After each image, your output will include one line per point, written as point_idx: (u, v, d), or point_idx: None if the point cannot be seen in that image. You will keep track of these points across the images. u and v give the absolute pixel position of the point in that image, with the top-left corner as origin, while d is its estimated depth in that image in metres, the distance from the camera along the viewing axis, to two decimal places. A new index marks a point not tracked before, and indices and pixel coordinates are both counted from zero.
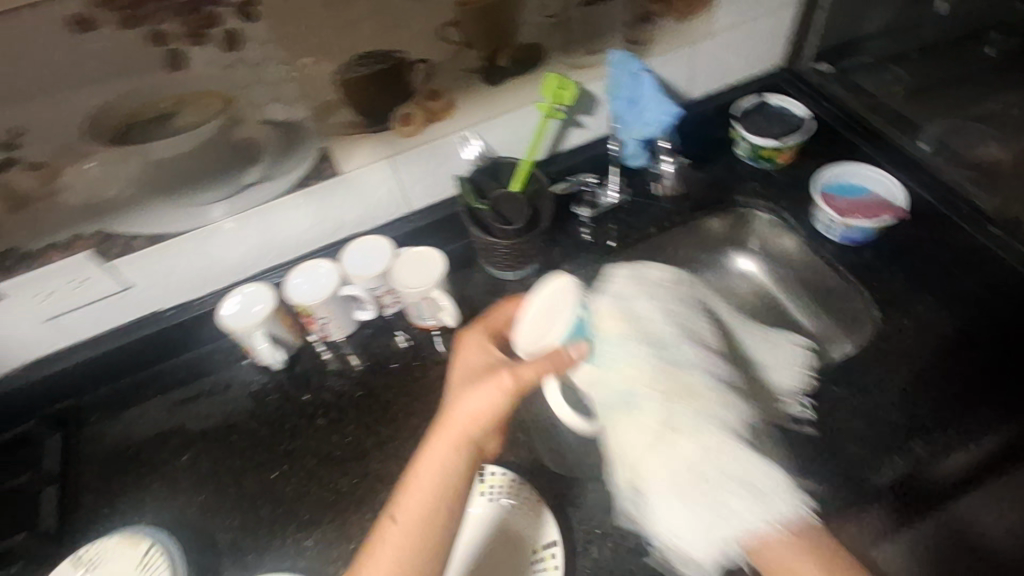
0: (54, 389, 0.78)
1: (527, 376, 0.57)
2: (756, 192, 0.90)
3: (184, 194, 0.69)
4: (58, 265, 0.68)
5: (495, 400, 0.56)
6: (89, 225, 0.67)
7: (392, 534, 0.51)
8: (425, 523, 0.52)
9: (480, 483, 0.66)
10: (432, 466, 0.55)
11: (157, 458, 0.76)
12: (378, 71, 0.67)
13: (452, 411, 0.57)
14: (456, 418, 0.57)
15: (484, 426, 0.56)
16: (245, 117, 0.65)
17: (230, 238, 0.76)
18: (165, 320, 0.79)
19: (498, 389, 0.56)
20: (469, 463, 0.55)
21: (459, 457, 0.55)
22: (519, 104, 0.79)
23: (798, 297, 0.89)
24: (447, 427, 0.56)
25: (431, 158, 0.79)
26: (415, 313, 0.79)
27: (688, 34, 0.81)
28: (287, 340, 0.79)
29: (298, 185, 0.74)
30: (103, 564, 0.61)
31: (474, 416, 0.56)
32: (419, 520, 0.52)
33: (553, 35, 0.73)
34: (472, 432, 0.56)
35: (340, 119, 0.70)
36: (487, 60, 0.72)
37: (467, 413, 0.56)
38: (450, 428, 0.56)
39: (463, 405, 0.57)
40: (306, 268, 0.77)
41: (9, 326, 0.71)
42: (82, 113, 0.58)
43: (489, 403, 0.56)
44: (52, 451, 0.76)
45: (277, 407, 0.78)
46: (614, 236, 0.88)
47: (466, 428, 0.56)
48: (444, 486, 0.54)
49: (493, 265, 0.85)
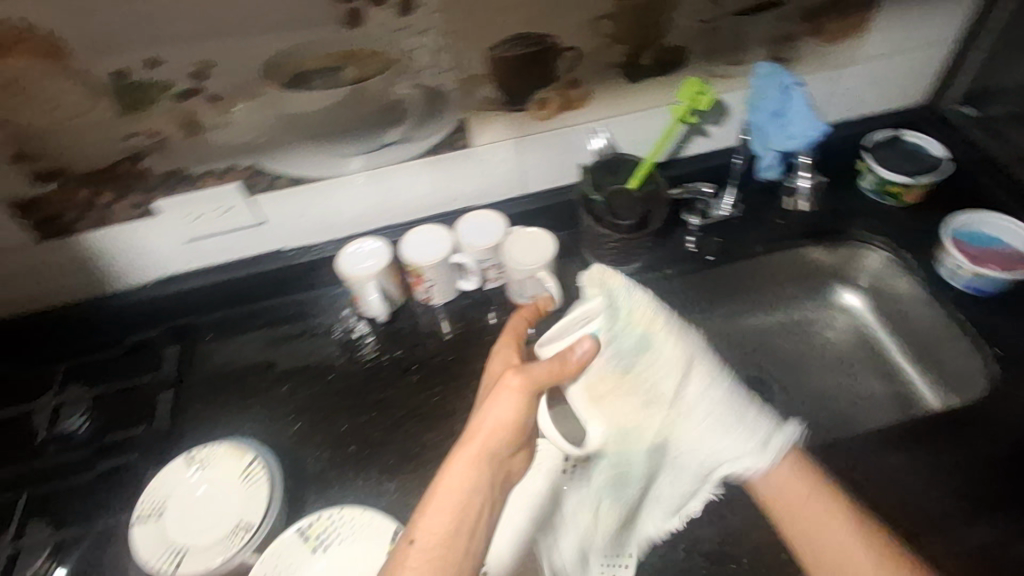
0: (177, 304, 0.83)
1: (539, 378, 0.56)
2: (877, 226, 0.87)
3: (330, 144, 0.73)
4: (210, 191, 0.74)
5: (513, 407, 0.55)
6: (244, 159, 0.73)
7: (414, 553, 0.50)
8: (451, 534, 0.51)
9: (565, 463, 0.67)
10: (458, 481, 0.53)
11: (259, 383, 0.80)
12: (528, 53, 0.70)
13: (475, 423, 0.55)
14: (481, 433, 0.54)
15: (506, 436, 0.55)
16: (400, 79, 0.69)
17: (359, 192, 0.80)
18: (287, 258, 0.84)
19: (515, 397, 0.55)
20: (491, 476, 0.54)
21: (483, 472, 0.54)
22: (651, 104, 0.80)
23: (901, 342, 0.88)
24: (468, 441, 0.54)
25: (555, 146, 0.82)
26: (515, 290, 0.82)
27: (835, 57, 0.80)
28: (393, 296, 0.83)
29: (429, 153, 0.78)
30: (212, 467, 0.67)
31: (499, 428, 0.55)
32: (443, 532, 0.51)
33: (700, 40, 0.74)
34: (493, 446, 0.54)
35: (483, 94, 0.73)
36: (632, 56, 0.74)
37: (489, 424, 0.54)
38: (474, 439, 0.54)
39: (485, 416, 0.55)
40: (422, 230, 0.81)
41: (157, 241, 0.78)
42: (265, 56, 0.63)
43: (511, 411, 0.55)
44: (170, 358, 0.81)
45: (373, 356, 0.82)
46: (717, 249, 0.88)
47: (491, 440, 0.54)
48: (469, 499, 0.53)
49: (597, 255, 0.85)
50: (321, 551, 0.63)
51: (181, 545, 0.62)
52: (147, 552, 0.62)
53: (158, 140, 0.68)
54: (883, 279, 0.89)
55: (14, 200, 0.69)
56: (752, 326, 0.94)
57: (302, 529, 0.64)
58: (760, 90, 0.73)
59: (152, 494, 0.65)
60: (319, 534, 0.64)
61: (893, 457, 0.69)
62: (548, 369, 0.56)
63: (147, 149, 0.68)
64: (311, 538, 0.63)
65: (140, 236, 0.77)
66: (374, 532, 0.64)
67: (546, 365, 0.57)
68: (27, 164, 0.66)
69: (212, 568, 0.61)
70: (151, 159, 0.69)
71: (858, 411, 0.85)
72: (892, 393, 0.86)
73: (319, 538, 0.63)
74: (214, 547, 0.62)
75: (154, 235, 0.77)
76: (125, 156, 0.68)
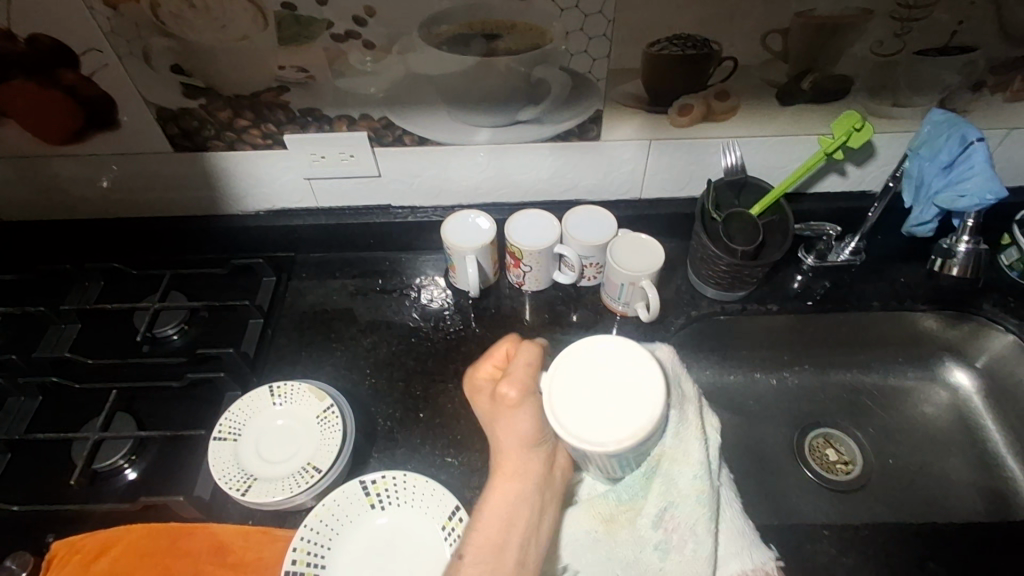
0: (284, 237, 0.87)
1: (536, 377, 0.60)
2: (1010, 307, 0.80)
3: (465, 110, 0.73)
4: (340, 135, 0.75)
5: (523, 417, 0.58)
6: (378, 111, 0.73)
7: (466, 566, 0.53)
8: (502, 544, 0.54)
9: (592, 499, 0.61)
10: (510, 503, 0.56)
11: (344, 330, 0.82)
12: (686, 55, 0.67)
13: (501, 448, 0.59)
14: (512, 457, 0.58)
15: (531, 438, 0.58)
16: (551, 59, 0.68)
17: (478, 164, 0.80)
18: (393, 215, 0.86)
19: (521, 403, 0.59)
20: (531, 474, 0.57)
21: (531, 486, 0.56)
22: (795, 132, 0.76)
23: (1009, 434, 0.81)
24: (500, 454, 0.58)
25: (685, 155, 0.79)
26: (612, 293, 0.79)
27: (1010, 116, 0.74)
28: (487, 273, 0.82)
29: (557, 138, 0.77)
30: (293, 402, 0.68)
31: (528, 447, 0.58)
32: (491, 547, 0.53)
33: (870, 74, 0.70)
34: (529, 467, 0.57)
35: (629, 89, 0.71)
36: (792, 78, 0.70)
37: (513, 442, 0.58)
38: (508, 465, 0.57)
39: (503, 432, 0.59)
40: (531, 215, 0.80)
41: (278, 172, 0.80)
42: (428, 11, 0.63)
43: (526, 419, 0.58)
44: (267, 288, 0.83)
45: (457, 328, 0.82)
46: (823, 293, 0.84)
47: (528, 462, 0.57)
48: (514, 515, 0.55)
49: (699, 275, 0.82)
50: (380, 507, 0.63)
51: (252, 472, 0.63)
52: (219, 470, 0.63)
53: (306, 77, 0.69)
54: (1004, 364, 0.82)
55: (163, 110, 0.71)
56: (850, 381, 0.88)
57: (366, 483, 0.64)
58: (930, 137, 0.67)
59: (232, 415, 0.67)
60: (381, 492, 0.64)
61: (987, 557, 0.63)
62: (534, 360, 0.61)
63: (293, 83, 0.69)
64: (372, 494, 0.64)
65: (265, 165, 0.79)
66: (435, 503, 0.63)
67: (527, 371, 0.60)
68: (183, 77, 0.68)
69: (274, 501, 0.61)
70: (295, 94, 0.70)
71: (945, 494, 0.79)
72: (984, 486, 0.79)
73: (380, 496, 0.64)
74: (282, 480, 0.63)
75: (277, 167, 0.79)
76: (272, 86, 0.70)
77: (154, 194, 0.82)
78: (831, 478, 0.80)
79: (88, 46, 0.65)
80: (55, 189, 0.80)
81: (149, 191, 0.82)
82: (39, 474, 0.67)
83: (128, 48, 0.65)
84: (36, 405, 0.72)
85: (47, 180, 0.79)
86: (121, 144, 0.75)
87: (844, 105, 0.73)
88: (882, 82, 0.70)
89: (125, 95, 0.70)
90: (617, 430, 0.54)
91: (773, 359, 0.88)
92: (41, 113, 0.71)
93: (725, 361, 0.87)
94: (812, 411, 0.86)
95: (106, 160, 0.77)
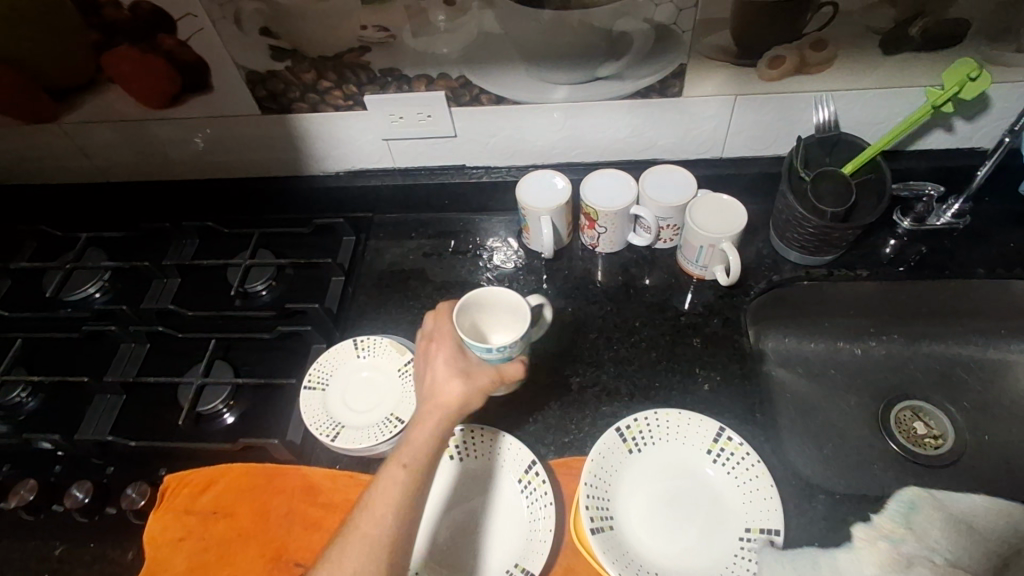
0: (364, 198, 0.89)
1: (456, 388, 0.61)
2: None
3: (545, 68, 0.72)
4: (420, 95, 0.76)
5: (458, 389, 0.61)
6: (457, 70, 0.73)
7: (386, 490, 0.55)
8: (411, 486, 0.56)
9: (627, 431, 0.65)
10: (420, 440, 0.58)
11: (421, 288, 0.84)
12: (783, 3, 0.63)
13: (438, 398, 0.61)
14: (353, 536, 0.53)
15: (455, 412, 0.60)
16: (635, 10, 0.65)
17: (554, 123, 0.79)
18: (469, 175, 0.86)
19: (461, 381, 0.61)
20: (443, 437, 0.59)
21: (383, 566, 0.52)
22: (897, 84, 0.71)
23: None
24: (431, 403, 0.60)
25: (773, 111, 0.75)
26: (689, 255, 0.77)
27: None
28: (560, 234, 0.81)
29: (636, 95, 0.74)
30: (376, 354, 0.71)
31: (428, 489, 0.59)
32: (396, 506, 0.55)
33: (988, 15, 0.64)
34: (455, 408, 0.60)
35: (716, 41, 0.68)
36: (898, 24, 0.65)
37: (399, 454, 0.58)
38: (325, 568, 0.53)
39: (441, 390, 0.61)
40: (606, 175, 0.78)
41: (357, 133, 0.82)
42: None
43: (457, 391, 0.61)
44: (346, 247, 0.86)
45: (531, 288, 0.82)
46: (918, 259, 0.79)
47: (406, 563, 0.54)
48: (433, 448, 0.58)
49: (783, 240, 0.79)
50: (458, 459, 0.66)
51: (340, 420, 0.67)
52: (311, 417, 0.67)
53: (386, 36, 0.69)
54: None
55: (251, 73, 0.74)
56: (944, 353, 0.82)
57: None
58: None
59: (320, 366, 0.70)
60: (459, 445, 0.66)
61: None
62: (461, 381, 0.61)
63: (374, 43, 0.70)
64: (451, 446, 0.66)
65: (343, 126, 0.81)
66: (512, 457, 0.65)
67: (442, 367, 0.62)
68: (271, 40, 0.70)
69: (360, 449, 0.64)
70: (377, 52, 0.71)
71: None
72: None
73: (458, 448, 0.66)
74: (367, 429, 0.66)
75: (356, 128, 0.81)
76: (353, 46, 0.70)
77: (242, 156, 0.86)
78: (918, 452, 0.76)
79: (184, 10, 0.68)
80: (155, 150, 0.85)
81: (238, 152, 0.85)
82: (148, 415, 0.73)
83: (220, 11, 0.68)
84: (145, 351, 0.78)
85: (147, 143, 0.84)
86: (211, 108, 0.79)
87: (956, 52, 0.67)
88: (1002, 26, 0.65)
89: (218, 59, 0.72)
90: (679, 449, 0.65)
91: (858, 327, 0.83)
92: (140, 78, 0.75)
93: (805, 328, 0.84)
94: (900, 382, 0.81)
95: (200, 122, 0.81)
